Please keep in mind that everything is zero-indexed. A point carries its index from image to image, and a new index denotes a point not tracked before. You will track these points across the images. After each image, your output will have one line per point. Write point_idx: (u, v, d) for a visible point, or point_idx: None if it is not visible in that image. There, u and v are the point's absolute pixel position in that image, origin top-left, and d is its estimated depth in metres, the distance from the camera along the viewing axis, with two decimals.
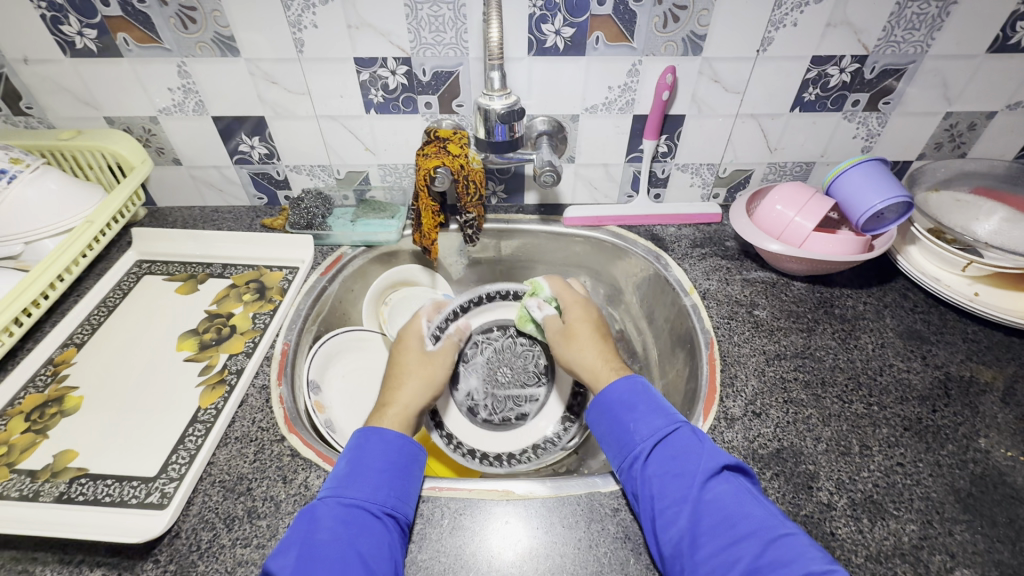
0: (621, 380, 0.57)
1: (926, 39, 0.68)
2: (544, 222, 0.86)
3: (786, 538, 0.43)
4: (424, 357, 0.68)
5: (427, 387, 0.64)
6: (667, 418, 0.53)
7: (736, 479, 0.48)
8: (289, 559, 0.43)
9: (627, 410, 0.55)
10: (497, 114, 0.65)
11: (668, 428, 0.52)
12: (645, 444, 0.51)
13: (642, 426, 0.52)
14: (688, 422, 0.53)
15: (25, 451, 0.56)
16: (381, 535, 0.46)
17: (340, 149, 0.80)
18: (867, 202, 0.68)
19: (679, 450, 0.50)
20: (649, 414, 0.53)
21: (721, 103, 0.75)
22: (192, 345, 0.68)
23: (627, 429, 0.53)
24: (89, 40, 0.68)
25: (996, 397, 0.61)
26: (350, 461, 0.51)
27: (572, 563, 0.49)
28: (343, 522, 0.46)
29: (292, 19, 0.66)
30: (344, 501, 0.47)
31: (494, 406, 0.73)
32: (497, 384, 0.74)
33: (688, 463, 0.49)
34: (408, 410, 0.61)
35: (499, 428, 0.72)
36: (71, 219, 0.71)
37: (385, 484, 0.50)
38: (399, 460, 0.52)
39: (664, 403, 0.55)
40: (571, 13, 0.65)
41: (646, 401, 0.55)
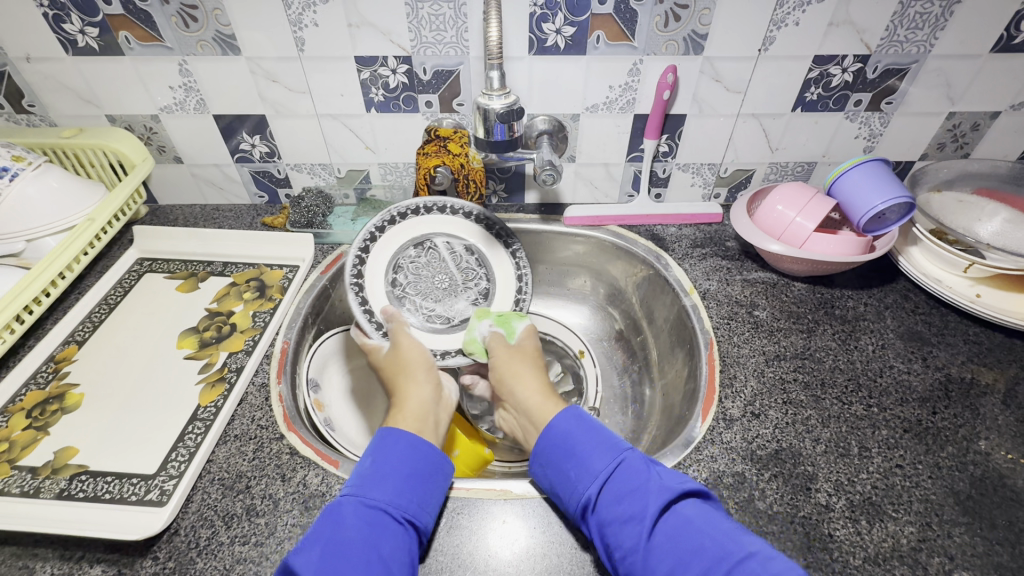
0: (565, 416, 0.55)
1: (928, 39, 0.68)
2: (544, 222, 0.86)
3: (742, 566, 0.41)
4: (394, 353, 0.64)
5: (429, 373, 0.62)
6: (609, 456, 0.51)
7: (688, 509, 0.46)
8: (312, 555, 0.43)
9: (566, 453, 0.52)
10: (496, 114, 0.64)
11: (611, 467, 0.50)
12: (589, 489, 0.49)
13: (584, 471, 0.50)
14: (632, 455, 0.51)
15: (26, 447, 0.56)
16: (402, 540, 0.46)
17: (341, 147, 0.80)
18: (868, 202, 0.67)
19: (624, 490, 0.48)
20: (592, 451, 0.51)
21: (722, 103, 0.75)
22: (193, 342, 0.68)
23: (570, 475, 0.51)
24: (91, 38, 0.69)
25: (996, 399, 0.61)
26: (373, 462, 0.50)
27: (569, 562, 0.49)
28: (367, 524, 0.45)
29: (293, 18, 0.66)
30: (368, 503, 0.47)
31: (475, 280, 0.77)
32: (450, 291, 0.76)
33: (637, 502, 0.46)
34: (422, 402, 0.59)
35: (492, 266, 0.78)
36: (74, 217, 0.71)
37: (408, 489, 0.49)
38: (423, 466, 0.51)
39: (610, 435, 0.53)
40: (572, 12, 0.65)
41: (587, 435, 0.53)
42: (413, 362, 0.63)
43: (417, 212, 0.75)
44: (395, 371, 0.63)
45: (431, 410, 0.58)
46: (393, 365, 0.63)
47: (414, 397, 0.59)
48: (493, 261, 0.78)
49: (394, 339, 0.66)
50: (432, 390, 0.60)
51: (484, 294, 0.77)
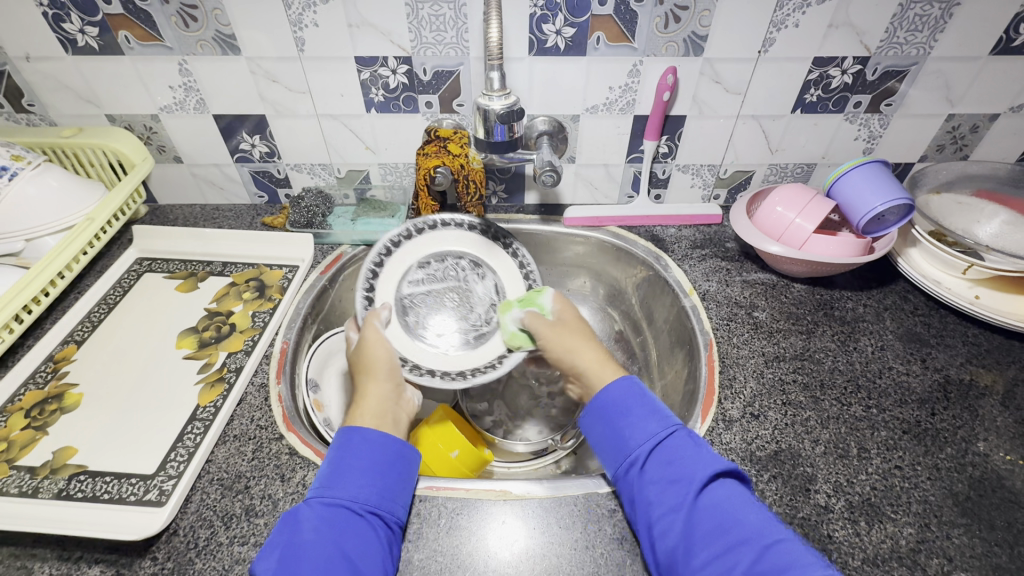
0: (618, 384, 0.55)
1: (928, 41, 0.68)
2: (544, 223, 0.86)
3: (778, 545, 0.42)
4: (360, 349, 0.64)
5: (392, 372, 0.61)
6: (663, 423, 0.51)
7: (732, 485, 0.47)
8: (272, 561, 0.43)
9: (621, 414, 0.53)
10: (496, 114, 0.64)
11: (664, 433, 0.50)
12: (640, 450, 0.50)
13: (638, 432, 0.51)
14: (685, 425, 0.51)
15: (24, 447, 0.56)
16: (365, 533, 0.46)
17: (341, 148, 0.80)
18: (867, 204, 0.67)
19: (675, 455, 0.49)
20: (646, 417, 0.52)
21: (721, 105, 0.75)
22: (192, 343, 0.68)
23: (623, 436, 0.52)
24: (90, 37, 0.68)
25: (995, 400, 0.61)
26: (331, 463, 0.50)
27: (568, 563, 0.49)
28: (325, 524, 0.46)
29: (293, 18, 0.66)
30: (326, 502, 0.47)
31: (462, 269, 0.78)
32: (463, 295, 0.77)
33: (685, 466, 0.47)
34: (381, 401, 0.58)
35: (458, 249, 0.78)
36: (73, 216, 0.71)
37: (368, 483, 0.49)
38: (381, 460, 0.51)
39: (661, 406, 0.53)
40: (572, 13, 0.65)
41: (643, 403, 0.53)
42: (379, 360, 0.62)
43: (374, 268, 0.72)
44: (360, 367, 0.62)
45: (390, 409, 0.58)
46: (359, 357, 0.63)
47: (374, 396, 0.58)
48: (464, 244, 0.78)
49: (362, 336, 0.65)
50: (392, 390, 0.60)
51: (473, 262, 0.78)
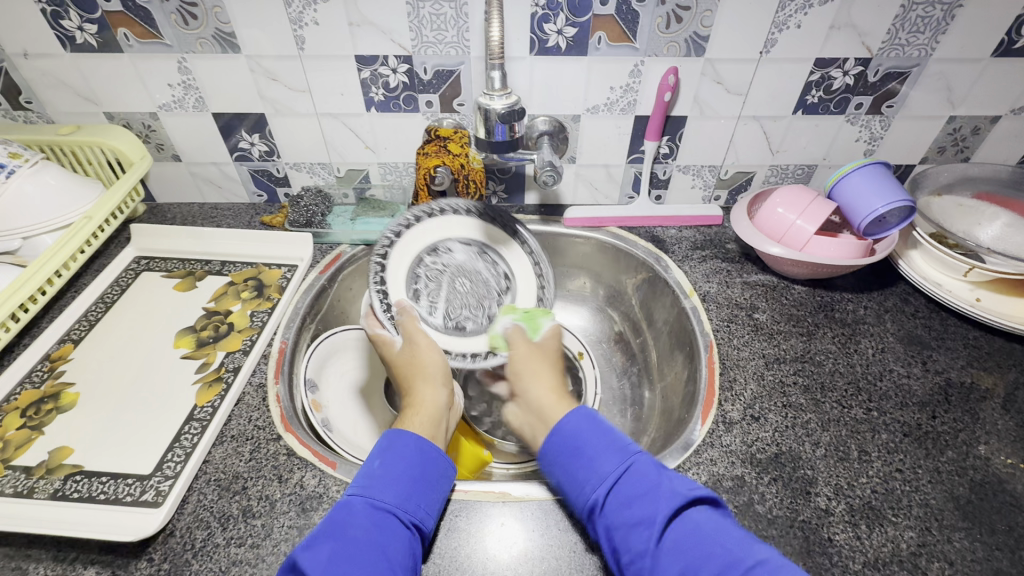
0: (572, 416, 0.52)
1: (930, 43, 0.68)
2: (544, 223, 0.86)
3: (753, 574, 0.40)
4: (410, 352, 0.63)
5: (441, 378, 0.60)
6: (618, 458, 0.49)
7: (698, 515, 0.45)
8: (321, 554, 0.42)
9: (575, 453, 0.50)
10: (497, 114, 0.64)
11: (620, 470, 0.48)
12: (596, 493, 0.47)
13: (592, 473, 0.48)
14: (641, 455, 0.49)
15: (20, 447, 0.56)
16: (407, 545, 0.46)
17: (340, 147, 0.80)
18: (868, 206, 0.67)
19: (632, 494, 0.46)
20: (602, 451, 0.49)
21: (722, 105, 0.75)
22: (190, 342, 0.68)
23: (579, 477, 0.49)
24: (89, 35, 0.68)
25: (996, 404, 0.61)
26: (383, 463, 0.49)
27: (567, 566, 0.49)
28: (376, 527, 0.45)
29: (293, 17, 0.66)
30: (378, 506, 0.46)
31: (439, 262, 0.75)
32: (464, 272, 0.76)
33: (647, 506, 0.45)
34: (436, 408, 0.57)
35: (419, 254, 0.74)
36: (71, 214, 0.70)
37: (416, 493, 0.48)
38: (431, 471, 0.50)
39: (618, 437, 0.51)
40: (573, 13, 0.65)
41: (598, 437, 0.50)
42: (431, 365, 0.61)
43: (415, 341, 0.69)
44: (408, 371, 0.61)
45: (444, 416, 0.57)
46: (409, 361, 0.62)
47: (428, 401, 0.57)
48: (430, 235, 0.75)
49: (411, 339, 0.64)
50: (446, 397, 0.59)
51: (431, 252, 0.75)
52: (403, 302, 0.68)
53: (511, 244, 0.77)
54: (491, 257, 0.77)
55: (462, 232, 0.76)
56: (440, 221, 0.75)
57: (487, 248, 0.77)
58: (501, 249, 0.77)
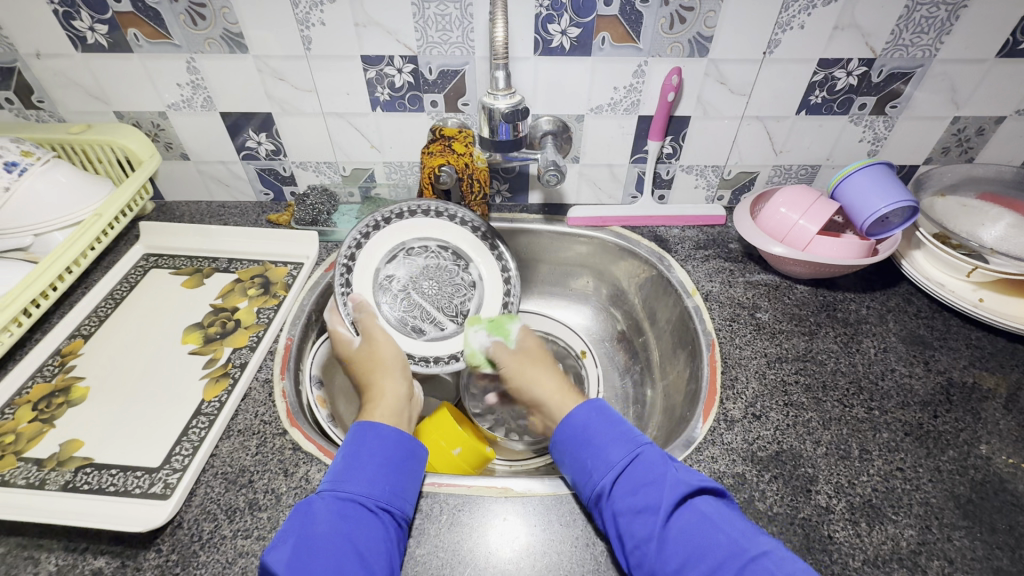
0: (581, 408, 0.55)
1: (934, 43, 0.68)
2: (548, 222, 0.87)
3: (759, 560, 0.42)
4: (368, 348, 0.66)
5: (401, 371, 0.64)
6: (627, 447, 0.51)
7: (703, 505, 0.46)
8: (284, 552, 0.43)
9: (585, 443, 0.53)
10: (501, 113, 0.64)
11: (628, 459, 0.50)
12: (604, 480, 0.49)
13: (601, 461, 0.51)
14: (649, 445, 0.51)
15: (32, 439, 0.57)
16: (377, 529, 0.47)
17: (346, 146, 0.81)
18: (871, 206, 0.67)
19: (640, 481, 0.48)
20: (610, 442, 0.52)
21: (726, 106, 0.75)
22: (197, 338, 0.69)
23: (586, 467, 0.51)
24: (100, 35, 0.69)
25: (998, 404, 0.61)
26: (347, 456, 0.51)
27: (569, 560, 0.49)
28: (340, 517, 0.46)
29: (300, 17, 0.67)
30: (340, 496, 0.48)
31: (395, 278, 0.75)
32: (417, 274, 0.76)
33: (653, 494, 0.47)
34: (397, 400, 0.61)
35: (375, 282, 0.73)
36: (81, 212, 0.72)
37: (382, 479, 0.50)
38: (396, 456, 0.52)
39: (626, 429, 0.53)
40: (577, 13, 0.66)
41: (607, 428, 0.53)
42: (389, 360, 0.65)
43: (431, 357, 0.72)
44: (370, 366, 0.65)
45: (404, 408, 0.61)
46: (368, 357, 0.65)
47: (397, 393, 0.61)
48: (379, 254, 0.74)
49: (369, 335, 0.67)
50: (406, 388, 0.63)
51: (388, 262, 0.74)
52: (355, 296, 0.69)
53: (424, 221, 0.75)
54: (417, 247, 0.76)
55: (379, 252, 0.74)
56: (360, 264, 0.72)
57: (408, 245, 0.75)
58: (421, 233, 0.75)
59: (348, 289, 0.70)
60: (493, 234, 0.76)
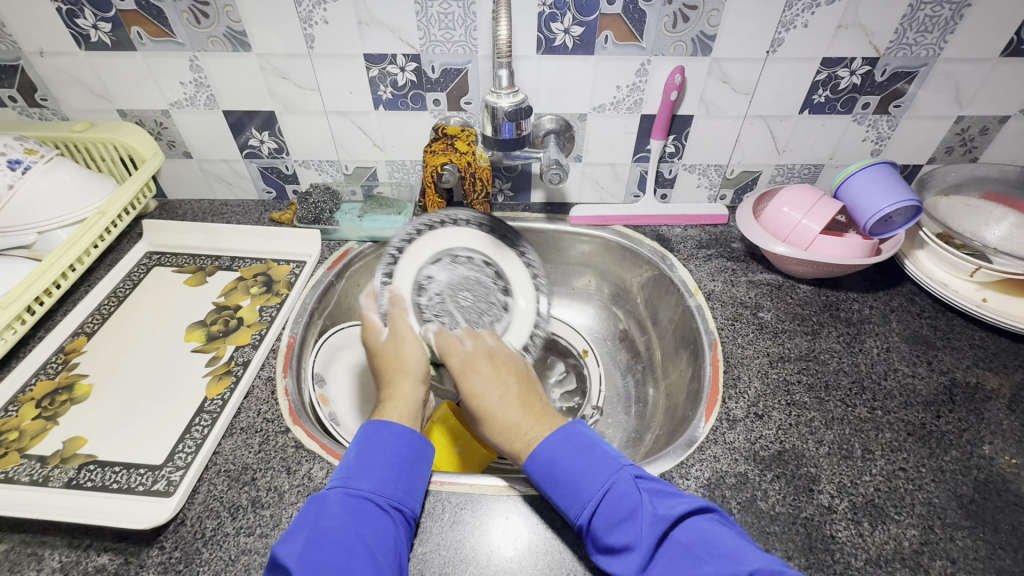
0: (553, 437, 0.52)
1: (938, 42, 0.67)
2: (550, 221, 0.87)
3: None
4: (394, 345, 0.63)
5: (423, 378, 0.61)
6: (598, 479, 0.48)
7: (685, 534, 0.44)
8: (296, 545, 0.43)
9: (551, 482, 0.50)
10: (504, 112, 0.64)
11: (601, 492, 0.48)
12: (580, 518, 0.48)
13: (572, 499, 0.49)
14: (620, 474, 0.48)
15: (36, 436, 0.57)
16: (386, 527, 0.47)
17: (348, 145, 0.81)
18: (873, 205, 0.67)
19: (615, 517, 0.46)
20: (580, 476, 0.49)
21: (729, 105, 0.75)
22: (200, 336, 0.69)
23: (562, 505, 0.49)
24: (103, 33, 0.69)
25: (1001, 404, 0.61)
26: (359, 453, 0.51)
27: (571, 559, 0.49)
28: (351, 513, 0.46)
29: (304, 15, 0.67)
30: (352, 492, 0.48)
31: (437, 281, 0.73)
32: (461, 282, 0.74)
33: (629, 530, 0.45)
34: (411, 403, 0.58)
35: (416, 277, 0.72)
36: (84, 210, 0.72)
37: (392, 477, 0.50)
38: (409, 455, 0.52)
39: (599, 455, 0.50)
40: (580, 12, 0.65)
41: (575, 461, 0.50)
42: (413, 362, 0.62)
43: None
44: (391, 363, 0.62)
45: (418, 413, 0.58)
46: (393, 351, 0.63)
47: (407, 394, 0.58)
48: (425, 253, 0.74)
49: (399, 333, 0.65)
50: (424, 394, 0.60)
51: (432, 263, 0.74)
52: (393, 288, 0.70)
53: (471, 233, 0.77)
54: (458, 255, 0.76)
55: (423, 254, 0.74)
56: (405, 257, 0.73)
57: (454, 251, 0.75)
58: (462, 243, 0.76)
59: (389, 279, 0.71)
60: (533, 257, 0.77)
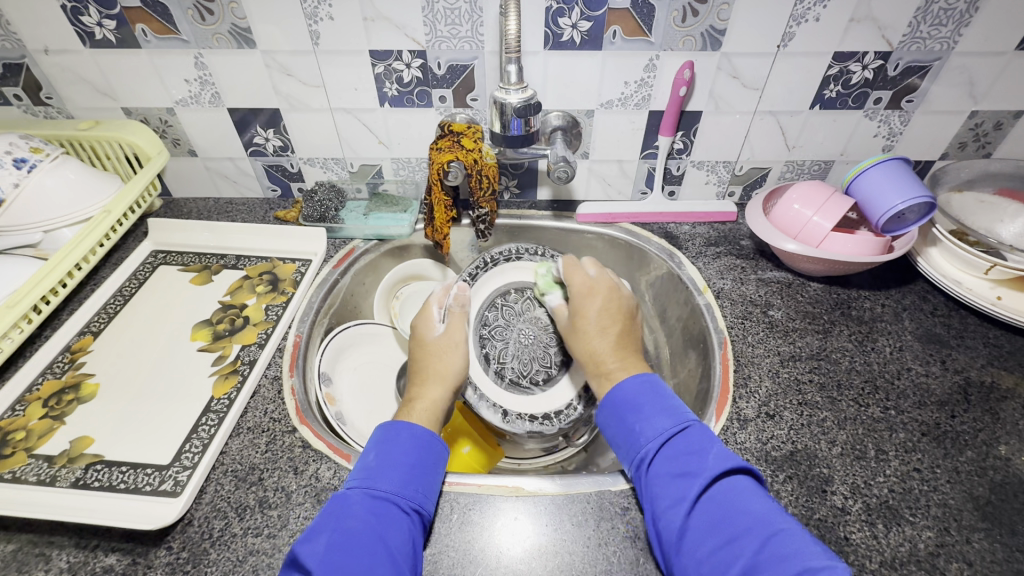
0: (634, 380, 0.57)
1: (952, 36, 0.66)
2: (557, 219, 0.86)
3: (782, 534, 0.42)
4: (442, 345, 0.66)
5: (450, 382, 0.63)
6: (675, 419, 0.52)
7: (740, 481, 0.47)
8: (318, 546, 0.43)
9: (635, 410, 0.55)
10: (512, 108, 0.64)
11: (675, 429, 0.51)
12: (650, 444, 0.51)
13: (649, 427, 0.52)
14: (697, 421, 0.52)
15: (42, 436, 0.57)
16: (407, 530, 0.47)
17: (354, 142, 0.80)
18: (888, 201, 0.66)
19: (683, 450, 0.49)
20: (658, 413, 0.53)
21: (738, 100, 0.74)
22: (206, 335, 0.68)
23: (633, 431, 0.53)
24: (108, 30, 0.69)
25: (1017, 404, 0.60)
26: (378, 454, 0.51)
27: (581, 561, 0.48)
28: (374, 515, 0.46)
29: (309, 11, 0.66)
30: (374, 493, 0.47)
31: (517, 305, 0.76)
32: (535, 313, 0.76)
33: (694, 462, 0.48)
34: (436, 405, 0.60)
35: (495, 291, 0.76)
36: (89, 209, 0.71)
37: (413, 479, 0.50)
38: (427, 458, 0.52)
39: (676, 404, 0.54)
40: (588, 6, 0.65)
41: (657, 400, 0.54)
42: (450, 368, 0.64)
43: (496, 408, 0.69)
44: (430, 363, 0.64)
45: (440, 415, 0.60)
46: (438, 351, 0.65)
47: (435, 398, 0.60)
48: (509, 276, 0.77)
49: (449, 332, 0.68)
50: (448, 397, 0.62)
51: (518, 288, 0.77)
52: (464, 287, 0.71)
53: None
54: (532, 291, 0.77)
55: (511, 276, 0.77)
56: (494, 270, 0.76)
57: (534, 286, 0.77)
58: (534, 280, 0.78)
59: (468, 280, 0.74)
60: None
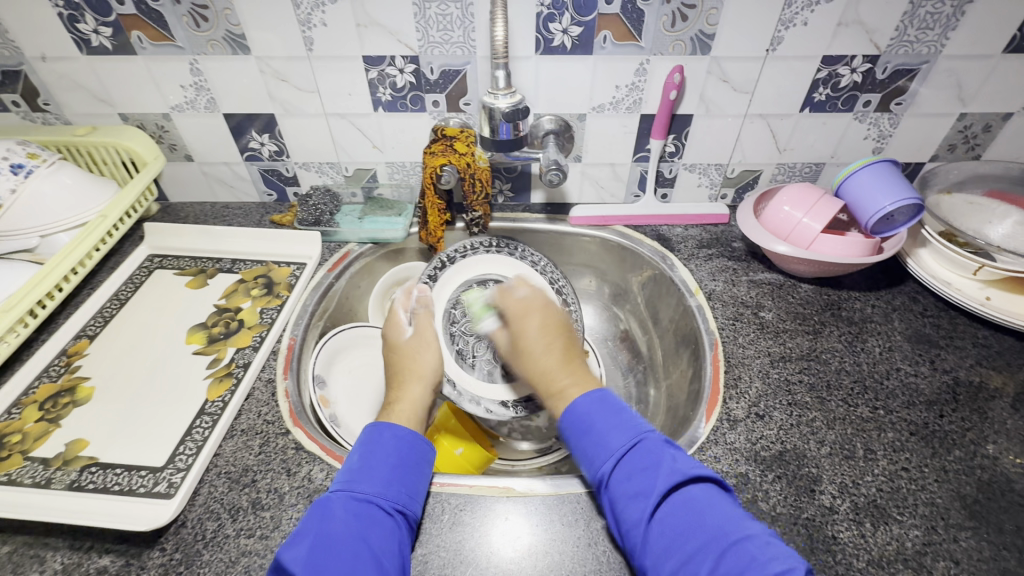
0: (586, 395, 0.56)
1: (939, 39, 0.67)
2: (550, 222, 0.87)
3: (739, 545, 0.42)
4: (413, 346, 0.67)
5: (427, 380, 0.64)
6: (629, 434, 0.51)
7: (696, 492, 0.47)
8: (301, 550, 0.43)
9: (586, 430, 0.53)
10: (501, 113, 0.64)
11: (629, 444, 0.50)
12: (604, 465, 0.50)
13: (602, 446, 0.51)
14: (652, 431, 0.52)
15: (38, 439, 0.57)
16: (391, 530, 0.47)
17: (348, 147, 0.81)
18: (876, 203, 0.67)
19: (636, 467, 0.49)
20: (611, 429, 0.52)
21: (728, 103, 0.75)
22: (201, 338, 0.69)
23: (589, 452, 0.52)
24: (105, 38, 0.70)
25: (1005, 403, 0.60)
26: (362, 456, 0.52)
27: (570, 560, 0.49)
28: (357, 517, 0.46)
29: (302, 18, 0.67)
30: (356, 496, 0.48)
31: (479, 296, 0.79)
32: None
33: (647, 479, 0.47)
34: (417, 405, 0.61)
35: (456, 290, 0.78)
36: (86, 213, 0.72)
37: (396, 480, 0.50)
38: (410, 458, 0.53)
39: (632, 417, 0.53)
40: (579, 12, 0.65)
41: (609, 415, 0.53)
42: (425, 367, 0.65)
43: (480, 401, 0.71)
44: (405, 365, 0.65)
45: (421, 413, 0.61)
46: (411, 351, 0.66)
47: (415, 398, 0.61)
48: (468, 271, 0.79)
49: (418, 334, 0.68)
50: (427, 397, 0.63)
51: (477, 282, 0.79)
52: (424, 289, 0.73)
53: (515, 266, 0.80)
54: (492, 283, 0.79)
55: (468, 273, 0.79)
56: (450, 268, 0.78)
57: (491, 278, 0.80)
58: (500, 272, 0.80)
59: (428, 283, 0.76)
60: (565, 289, 0.79)
